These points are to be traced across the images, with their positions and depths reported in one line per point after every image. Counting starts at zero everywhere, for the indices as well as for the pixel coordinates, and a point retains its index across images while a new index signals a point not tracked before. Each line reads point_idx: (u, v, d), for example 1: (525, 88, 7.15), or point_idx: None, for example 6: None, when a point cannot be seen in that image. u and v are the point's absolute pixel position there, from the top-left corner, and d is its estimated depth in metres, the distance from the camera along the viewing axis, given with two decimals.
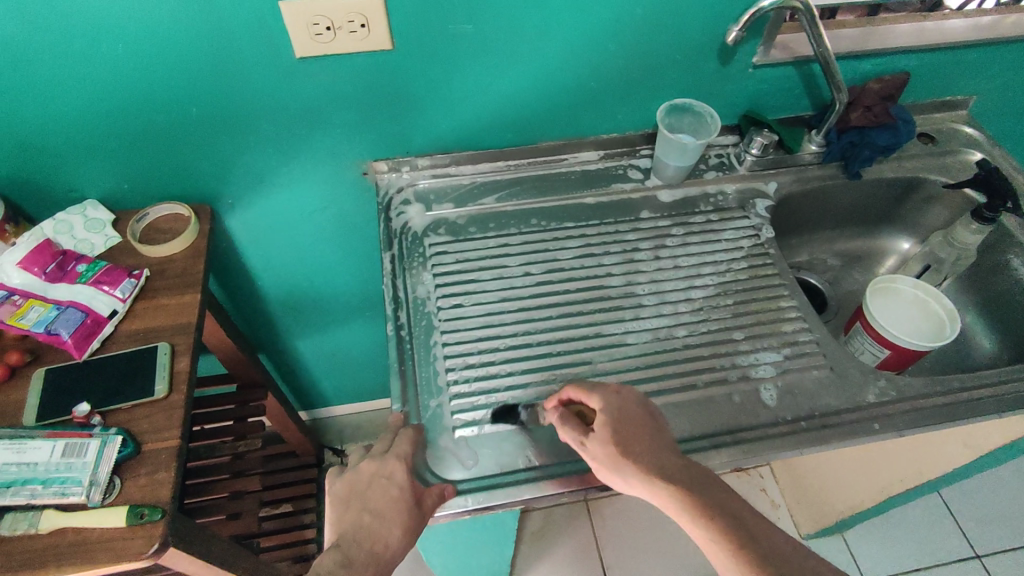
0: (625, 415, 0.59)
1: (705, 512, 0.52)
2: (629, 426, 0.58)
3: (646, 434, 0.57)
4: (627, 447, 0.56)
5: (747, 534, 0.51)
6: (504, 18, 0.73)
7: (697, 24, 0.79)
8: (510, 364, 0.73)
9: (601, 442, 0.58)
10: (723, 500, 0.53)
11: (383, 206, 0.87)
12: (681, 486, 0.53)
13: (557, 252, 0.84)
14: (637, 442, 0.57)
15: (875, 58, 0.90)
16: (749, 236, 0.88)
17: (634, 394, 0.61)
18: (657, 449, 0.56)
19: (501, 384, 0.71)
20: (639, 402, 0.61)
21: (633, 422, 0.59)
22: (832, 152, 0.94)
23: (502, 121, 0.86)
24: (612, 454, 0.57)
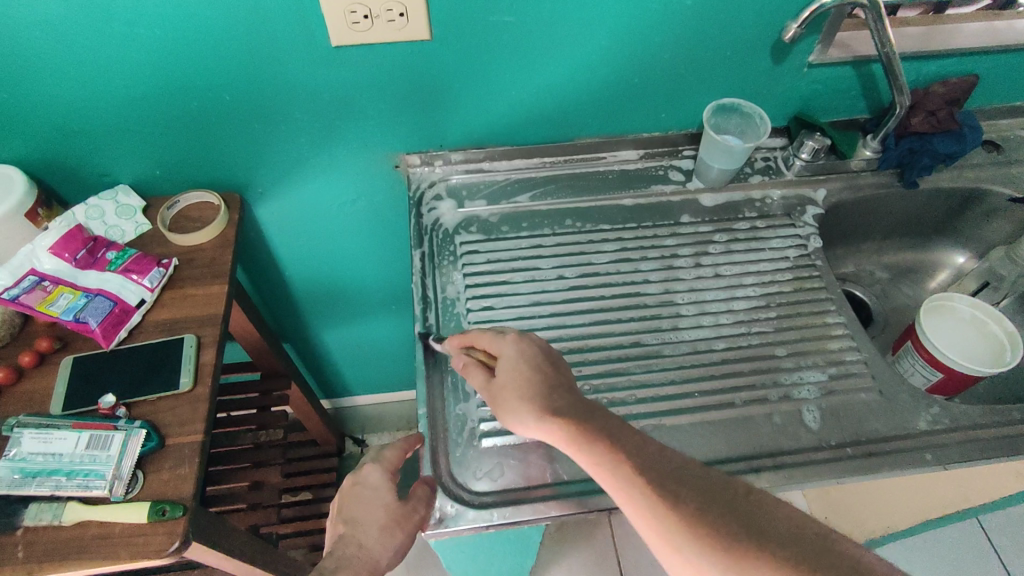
0: (529, 359, 0.57)
1: (601, 445, 0.49)
2: (523, 373, 0.56)
3: (541, 377, 0.55)
4: (521, 385, 0.55)
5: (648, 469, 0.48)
6: (549, 9, 0.69)
7: (752, 19, 0.74)
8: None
9: (500, 390, 0.56)
10: (617, 436, 0.51)
11: (415, 201, 0.84)
12: (572, 424, 0.51)
13: (591, 256, 0.81)
14: (532, 383, 0.55)
15: (942, 59, 0.84)
16: (796, 245, 0.84)
17: (539, 343, 0.59)
18: (554, 390, 0.54)
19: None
20: (539, 350, 0.58)
21: (529, 367, 0.56)
22: (888, 158, 0.88)
23: (539, 116, 0.83)
24: (508, 398, 0.55)
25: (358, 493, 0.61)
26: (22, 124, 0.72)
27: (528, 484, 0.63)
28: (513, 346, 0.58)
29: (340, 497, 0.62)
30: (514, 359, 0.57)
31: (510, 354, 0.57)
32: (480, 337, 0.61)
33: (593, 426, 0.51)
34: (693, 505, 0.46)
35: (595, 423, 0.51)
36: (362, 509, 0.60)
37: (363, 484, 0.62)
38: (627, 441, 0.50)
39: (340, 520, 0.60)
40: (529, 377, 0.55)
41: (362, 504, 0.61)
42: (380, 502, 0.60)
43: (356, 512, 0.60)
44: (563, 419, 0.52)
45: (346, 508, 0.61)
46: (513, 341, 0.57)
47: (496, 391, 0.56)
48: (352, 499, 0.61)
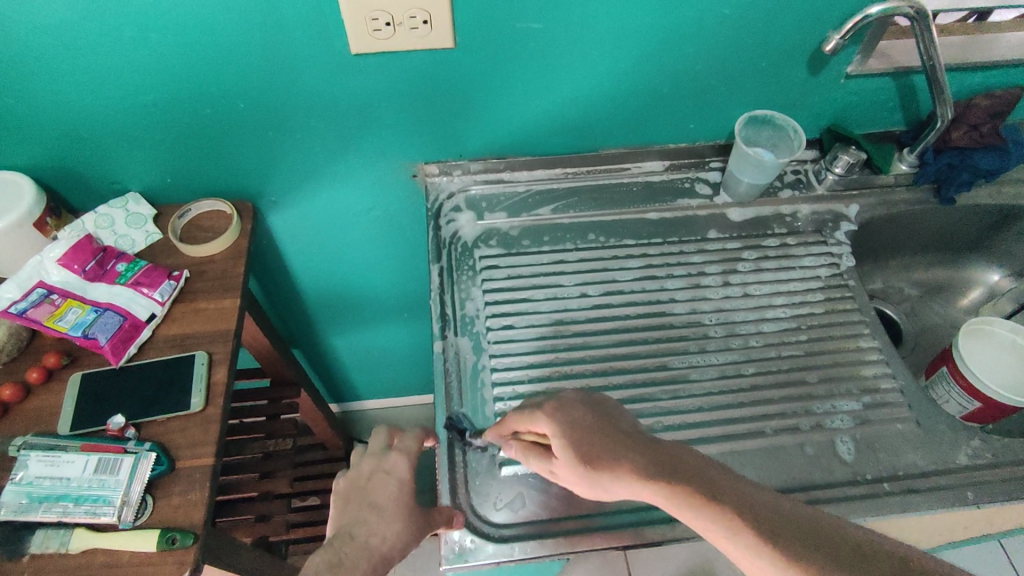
0: (575, 425, 0.51)
1: (724, 515, 0.41)
2: (587, 435, 0.50)
3: (605, 438, 0.49)
4: (590, 457, 0.48)
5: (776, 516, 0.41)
6: (579, 16, 0.66)
7: (789, 29, 0.71)
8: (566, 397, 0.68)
9: (569, 462, 0.50)
10: (724, 486, 0.43)
11: (432, 212, 0.82)
12: (671, 488, 0.44)
13: (616, 273, 0.78)
14: (600, 450, 0.48)
15: (985, 71, 0.80)
16: (828, 264, 0.81)
17: (580, 397, 0.53)
18: (623, 447, 0.48)
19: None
20: (586, 403, 0.52)
21: (586, 429, 0.50)
22: (926, 174, 0.85)
23: (563, 126, 0.80)
24: (583, 473, 0.49)
25: (382, 480, 0.59)
26: (31, 129, 0.70)
27: (552, 518, 0.61)
28: (556, 418, 0.52)
29: (356, 479, 0.60)
30: (561, 433, 0.51)
31: (556, 425, 0.51)
32: (523, 419, 0.55)
33: (687, 486, 0.44)
34: (803, 546, 0.39)
35: (690, 478, 0.44)
36: (382, 496, 0.58)
37: (385, 471, 0.60)
38: (732, 492, 0.43)
39: (360, 503, 0.58)
40: (593, 439, 0.49)
41: (381, 490, 0.58)
42: (400, 493, 0.58)
43: (378, 497, 0.58)
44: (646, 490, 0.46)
45: (367, 491, 0.58)
46: (550, 415, 0.52)
47: (565, 466, 0.51)
48: (373, 485, 0.59)
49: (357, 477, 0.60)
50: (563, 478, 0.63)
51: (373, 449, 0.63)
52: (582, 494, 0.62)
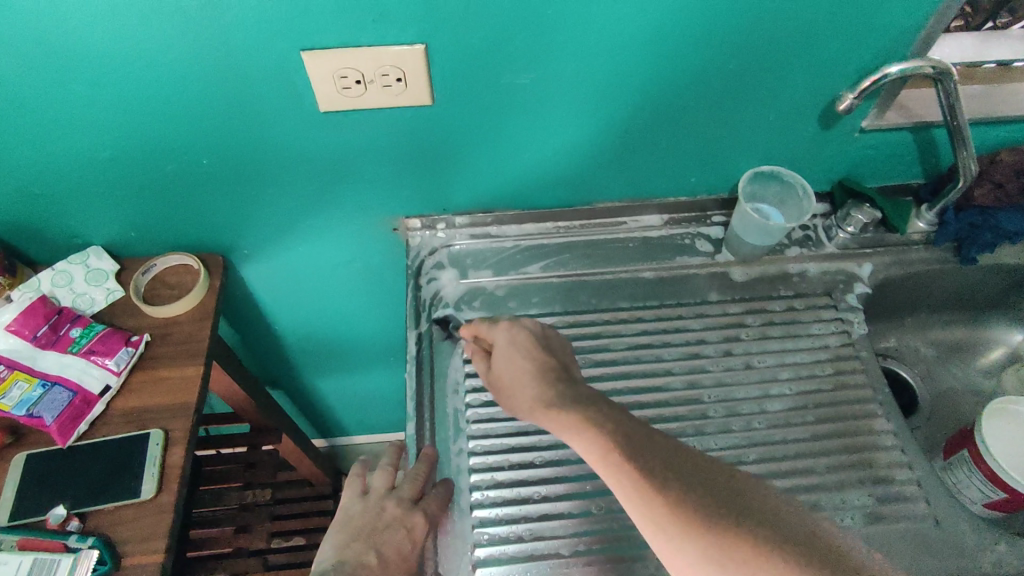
0: (518, 345, 0.60)
1: (604, 439, 0.49)
2: (523, 358, 0.59)
3: (536, 364, 0.58)
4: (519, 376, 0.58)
5: (656, 462, 0.47)
6: (569, 72, 0.60)
7: (799, 84, 0.65)
8: (550, 486, 0.63)
9: (502, 377, 0.60)
10: (623, 423, 0.50)
11: (413, 271, 0.76)
12: (576, 416, 0.51)
13: (609, 342, 0.72)
14: (529, 372, 0.58)
15: (1013, 124, 0.74)
16: (838, 332, 0.75)
17: (530, 326, 0.62)
18: (550, 377, 0.57)
19: (536, 512, 0.62)
20: (535, 334, 0.61)
21: (526, 353, 0.59)
22: (946, 234, 0.79)
23: (554, 181, 0.74)
24: (510, 385, 0.59)
25: (398, 537, 0.59)
26: None
27: None
28: (506, 336, 0.61)
29: (374, 520, 0.61)
30: (517, 352, 0.60)
31: (505, 343, 0.60)
32: (482, 328, 0.63)
33: (598, 412, 0.51)
34: (698, 499, 0.44)
35: (597, 408, 0.52)
36: (392, 550, 0.59)
37: (405, 529, 0.60)
38: (626, 426, 0.50)
39: (366, 549, 0.59)
40: (527, 364, 0.58)
41: (395, 547, 0.59)
42: (407, 558, 0.59)
43: (385, 547, 0.59)
44: (559, 407, 0.53)
45: (381, 541, 0.59)
46: (502, 331, 0.61)
47: (499, 377, 0.60)
48: (388, 537, 0.60)
49: (376, 516, 0.61)
50: None
51: (401, 498, 0.62)
52: None
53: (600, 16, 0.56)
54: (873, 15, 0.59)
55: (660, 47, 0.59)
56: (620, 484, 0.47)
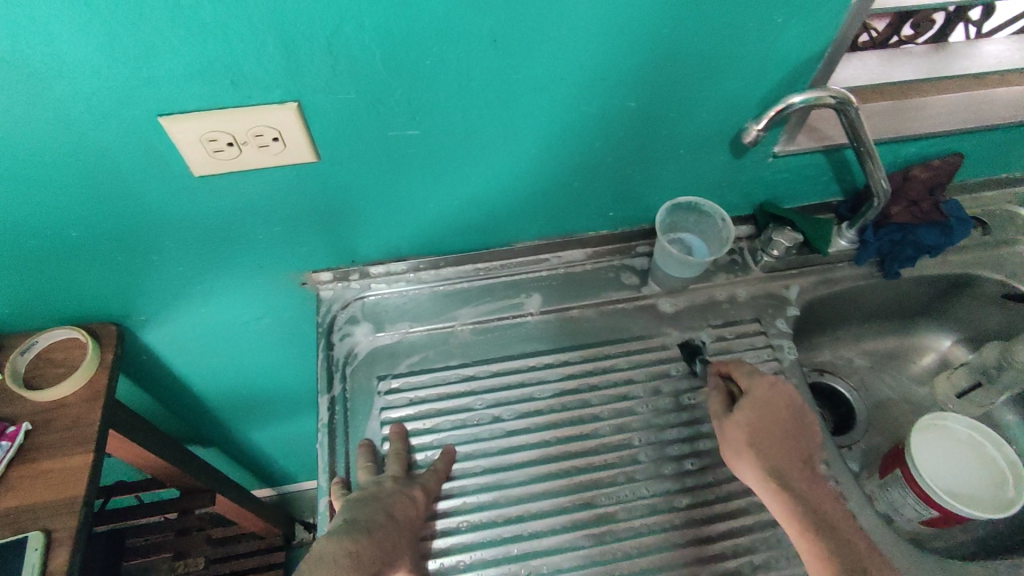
0: (769, 407, 0.61)
1: (792, 512, 0.56)
2: (765, 426, 0.60)
3: (767, 425, 0.60)
4: (756, 440, 0.59)
5: (844, 544, 0.53)
6: (461, 118, 0.57)
7: (704, 116, 0.63)
8: (475, 552, 0.59)
9: (734, 431, 0.61)
10: (794, 491, 0.56)
11: (324, 328, 0.72)
12: (774, 489, 0.57)
13: (535, 390, 0.69)
14: (774, 437, 0.60)
15: (923, 140, 0.74)
16: (770, 361, 0.73)
17: (788, 391, 0.61)
18: (764, 441, 0.59)
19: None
20: (788, 400, 0.61)
21: (769, 420, 0.60)
22: (868, 252, 0.78)
23: (467, 225, 0.71)
24: (738, 448, 0.60)
25: (405, 502, 0.58)
26: None
27: None
28: (772, 393, 0.61)
29: (376, 492, 0.58)
30: (767, 414, 0.60)
31: (755, 401, 0.61)
32: (742, 372, 0.64)
33: (817, 504, 0.55)
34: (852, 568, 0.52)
35: (784, 481, 0.57)
36: (400, 512, 0.57)
37: (410, 496, 0.58)
38: (817, 501, 0.56)
39: (376, 510, 0.56)
40: (768, 430, 0.60)
41: (403, 512, 0.57)
42: (414, 521, 0.58)
43: (393, 512, 0.57)
44: (794, 491, 0.56)
45: (390, 503, 0.57)
46: (764, 387, 0.61)
47: (732, 432, 0.61)
48: (397, 501, 0.57)
49: (378, 488, 0.59)
50: None
51: (396, 475, 0.61)
52: None
53: (486, 64, 0.53)
54: (768, 47, 0.57)
55: (556, 90, 0.57)
56: (807, 550, 0.54)
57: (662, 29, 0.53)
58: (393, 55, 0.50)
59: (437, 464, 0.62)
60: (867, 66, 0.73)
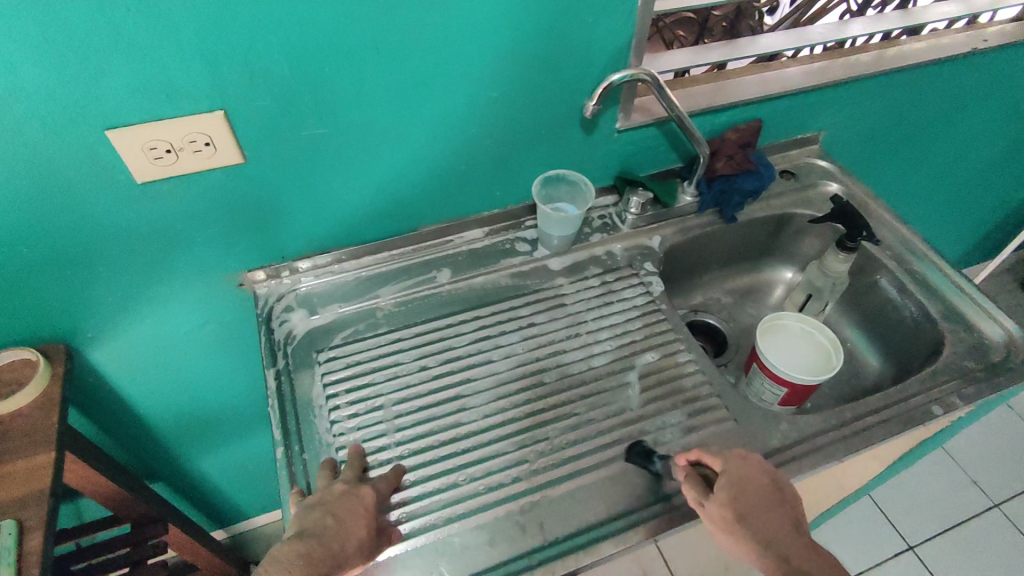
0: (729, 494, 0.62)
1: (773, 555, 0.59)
2: (752, 496, 0.62)
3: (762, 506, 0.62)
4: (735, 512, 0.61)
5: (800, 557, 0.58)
6: (357, 110, 0.72)
7: (553, 100, 0.81)
8: (418, 470, 0.70)
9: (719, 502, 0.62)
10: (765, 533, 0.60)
11: (263, 318, 0.81)
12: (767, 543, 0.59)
13: (452, 341, 0.82)
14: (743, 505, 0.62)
15: (728, 110, 0.96)
16: (643, 293, 0.89)
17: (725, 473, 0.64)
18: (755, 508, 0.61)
19: (410, 497, 0.68)
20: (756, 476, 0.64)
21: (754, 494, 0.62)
22: (706, 201, 0.97)
23: (378, 213, 0.85)
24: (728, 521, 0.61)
25: (352, 500, 0.62)
26: None
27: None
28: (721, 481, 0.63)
29: (325, 494, 0.62)
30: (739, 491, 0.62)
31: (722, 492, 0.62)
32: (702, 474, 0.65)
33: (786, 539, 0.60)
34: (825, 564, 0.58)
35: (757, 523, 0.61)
36: (346, 513, 0.61)
37: (358, 494, 0.63)
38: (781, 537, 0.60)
39: (323, 513, 0.60)
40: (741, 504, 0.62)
41: (349, 510, 0.61)
42: (364, 520, 0.61)
43: (341, 510, 0.61)
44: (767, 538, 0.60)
45: (335, 506, 0.61)
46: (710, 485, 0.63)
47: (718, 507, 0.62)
48: (343, 503, 0.62)
49: (327, 491, 0.63)
50: (427, 551, 0.65)
51: (346, 478, 0.65)
52: (443, 565, 0.64)
53: (371, 65, 0.69)
54: (586, 41, 0.77)
55: (429, 85, 0.74)
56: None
57: (498, 31, 0.72)
58: (298, 61, 0.65)
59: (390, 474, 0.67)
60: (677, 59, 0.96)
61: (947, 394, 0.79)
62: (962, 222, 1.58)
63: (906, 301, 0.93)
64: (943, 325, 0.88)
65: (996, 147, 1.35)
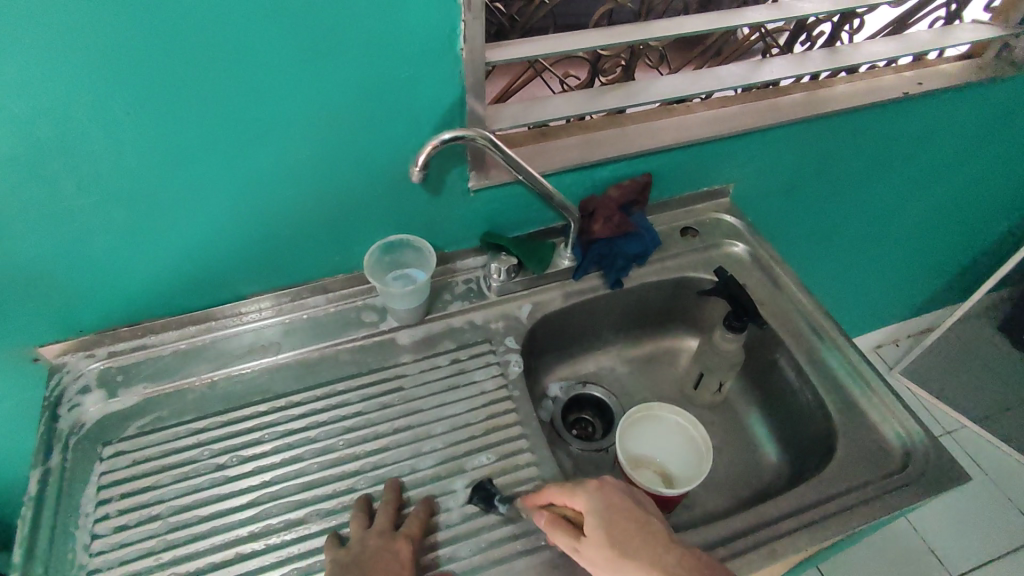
0: (608, 507, 0.60)
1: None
2: (624, 516, 0.60)
3: (643, 526, 0.59)
4: (641, 526, 0.59)
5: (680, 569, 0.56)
6: (126, 175, 0.62)
7: (380, 162, 0.71)
8: (275, 556, 0.64)
9: (635, 523, 0.59)
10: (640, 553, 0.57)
11: (50, 403, 0.71)
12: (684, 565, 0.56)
13: (262, 434, 0.71)
14: (636, 532, 0.59)
15: (610, 165, 0.84)
16: (496, 375, 0.79)
17: (613, 486, 0.63)
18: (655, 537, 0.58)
19: (444, 530, 0.67)
20: (621, 492, 0.62)
21: (624, 517, 0.60)
22: (584, 266, 0.87)
23: (189, 282, 0.74)
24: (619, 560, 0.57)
25: (386, 560, 0.61)
26: None
27: None
28: (593, 498, 0.61)
29: (361, 551, 0.61)
30: (613, 517, 0.60)
31: (591, 505, 0.61)
32: (562, 493, 0.63)
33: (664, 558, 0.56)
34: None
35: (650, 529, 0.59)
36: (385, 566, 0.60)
37: (393, 550, 0.62)
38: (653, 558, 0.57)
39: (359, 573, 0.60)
40: (637, 526, 0.59)
41: (387, 567, 0.61)
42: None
43: (381, 568, 0.60)
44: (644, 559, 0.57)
45: (371, 562, 0.60)
46: (588, 503, 0.61)
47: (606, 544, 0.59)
48: (379, 558, 0.61)
49: (359, 548, 0.62)
50: None
51: (381, 528, 0.64)
52: None
53: (133, 133, 0.59)
54: (405, 100, 0.67)
55: (217, 151, 0.64)
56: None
57: (285, 87, 0.62)
58: (29, 127, 0.56)
59: (422, 509, 0.66)
60: (555, 104, 0.81)
61: (823, 513, 0.69)
62: (918, 268, 1.45)
63: (803, 387, 0.83)
64: (838, 421, 0.78)
65: (947, 194, 1.22)
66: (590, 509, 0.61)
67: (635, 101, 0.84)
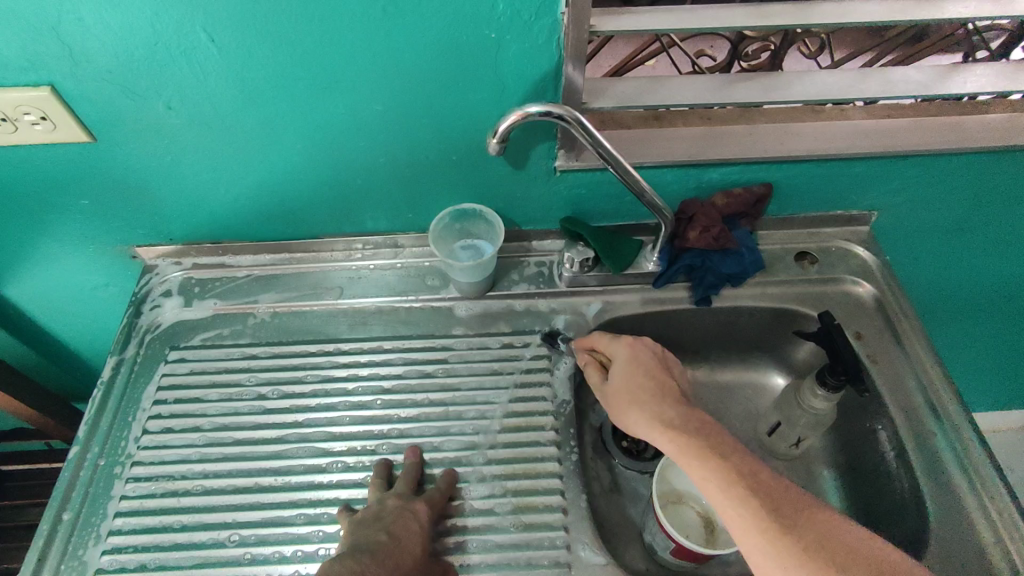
0: (643, 360, 0.65)
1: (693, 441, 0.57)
2: (647, 376, 0.64)
3: (664, 389, 0.63)
4: (668, 389, 0.63)
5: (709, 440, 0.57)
6: (211, 102, 0.62)
7: (463, 125, 0.66)
8: (281, 494, 0.65)
9: (664, 393, 0.62)
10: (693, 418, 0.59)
11: (137, 299, 0.78)
12: (698, 438, 0.57)
13: (305, 374, 0.73)
14: (660, 396, 0.62)
15: (724, 167, 0.73)
16: (545, 371, 0.74)
17: (653, 345, 0.67)
18: (677, 402, 0.61)
19: (463, 510, 0.65)
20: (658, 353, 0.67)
21: (652, 369, 0.64)
22: (668, 274, 0.78)
23: (266, 212, 0.76)
24: (638, 403, 0.63)
25: (405, 520, 0.59)
26: None
27: None
28: (631, 348, 0.67)
29: (380, 510, 0.60)
30: (638, 368, 0.65)
31: (623, 354, 0.66)
32: (601, 339, 0.69)
33: (703, 433, 0.58)
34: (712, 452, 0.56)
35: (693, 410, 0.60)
36: (402, 531, 0.59)
37: (411, 513, 0.60)
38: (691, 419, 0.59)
39: (377, 529, 0.58)
40: (658, 387, 0.63)
41: (403, 529, 0.59)
42: (416, 542, 0.59)
43: (396, 528, 0.58)
44: (674, 419, 0.59)
45: (390, 523, 0.59)
46: (628, 344, 0.66)
47: (622, 384, 0.65)
48: (398, 519, 0.59)
49: (381, 507, 0.60)
50: None
51: (400, 493, 0.62)
52: None
53: (214, 62, 0.59)
54: (495, 62, 0.60)
55: (294, 90, 0.62)
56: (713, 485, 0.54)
57: (369, 31, 0.57)
58: (123, 40, 0.56)
59: (443, 482, 0.64)
60: (680, 85, 0.69)
61: None
62: None
63: (900, 472, 0.69)
64: (932, 523, 0.63)
65: None
66: (621, 358, 0.66)
67: (772, 99, 0.68)
